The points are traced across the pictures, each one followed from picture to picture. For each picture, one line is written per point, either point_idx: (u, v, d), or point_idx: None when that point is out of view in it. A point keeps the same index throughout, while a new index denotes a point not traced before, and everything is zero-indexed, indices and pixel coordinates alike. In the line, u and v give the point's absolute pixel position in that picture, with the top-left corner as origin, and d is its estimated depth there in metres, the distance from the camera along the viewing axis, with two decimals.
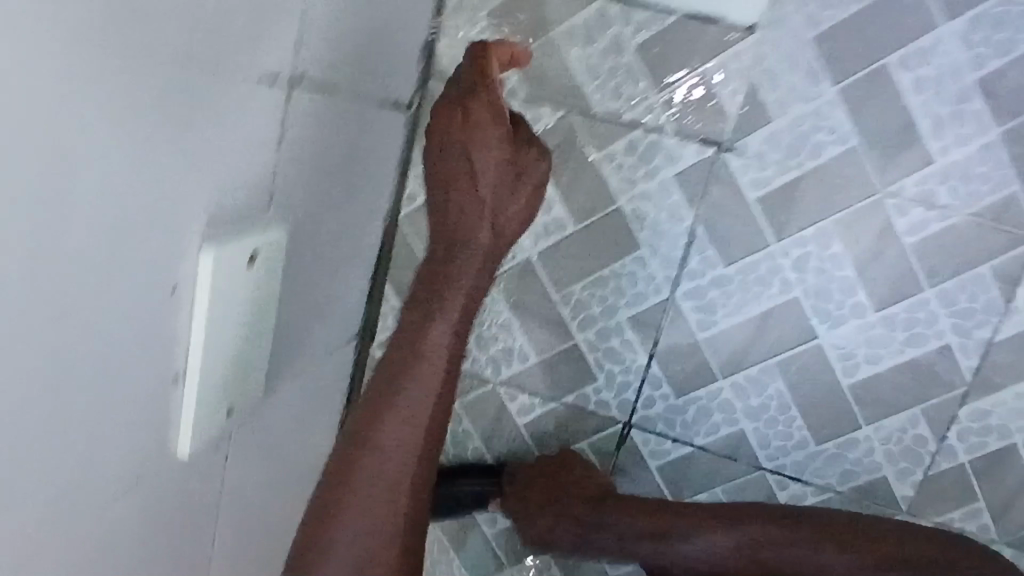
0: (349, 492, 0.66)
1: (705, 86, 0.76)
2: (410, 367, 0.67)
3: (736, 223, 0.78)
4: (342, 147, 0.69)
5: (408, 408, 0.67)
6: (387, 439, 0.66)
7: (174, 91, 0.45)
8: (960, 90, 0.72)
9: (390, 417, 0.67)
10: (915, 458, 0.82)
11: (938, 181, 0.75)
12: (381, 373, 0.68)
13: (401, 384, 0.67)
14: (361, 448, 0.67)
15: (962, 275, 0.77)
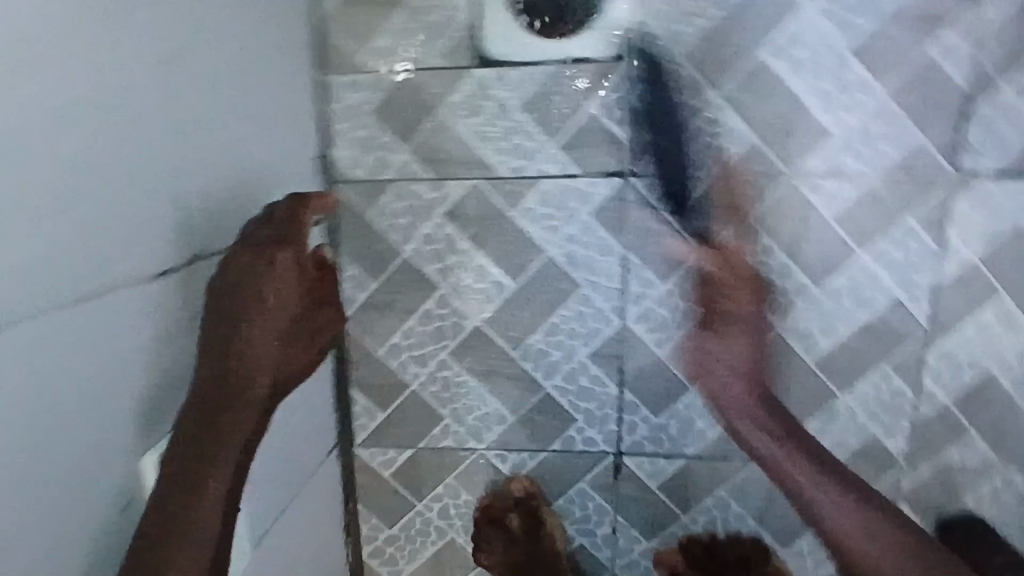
0: (191, 512, 0.51)
1: (598, 124, 0.78)
2: (226, 414, 0.54)
3: (666, 240, 0.80)
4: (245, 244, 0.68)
5: (225, 463, 0.53)
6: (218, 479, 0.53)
7: (174, 115, 0.54)
8: (837, 61, 0.75)
9: (223, 459, 0.53)
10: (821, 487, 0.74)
11: (843, 151, 0.76)
12: (188, 424, 0.53)
13: (220, 423, 0.54)
14: (194, 483, 0.52)
15: (890, 230, 0.79)
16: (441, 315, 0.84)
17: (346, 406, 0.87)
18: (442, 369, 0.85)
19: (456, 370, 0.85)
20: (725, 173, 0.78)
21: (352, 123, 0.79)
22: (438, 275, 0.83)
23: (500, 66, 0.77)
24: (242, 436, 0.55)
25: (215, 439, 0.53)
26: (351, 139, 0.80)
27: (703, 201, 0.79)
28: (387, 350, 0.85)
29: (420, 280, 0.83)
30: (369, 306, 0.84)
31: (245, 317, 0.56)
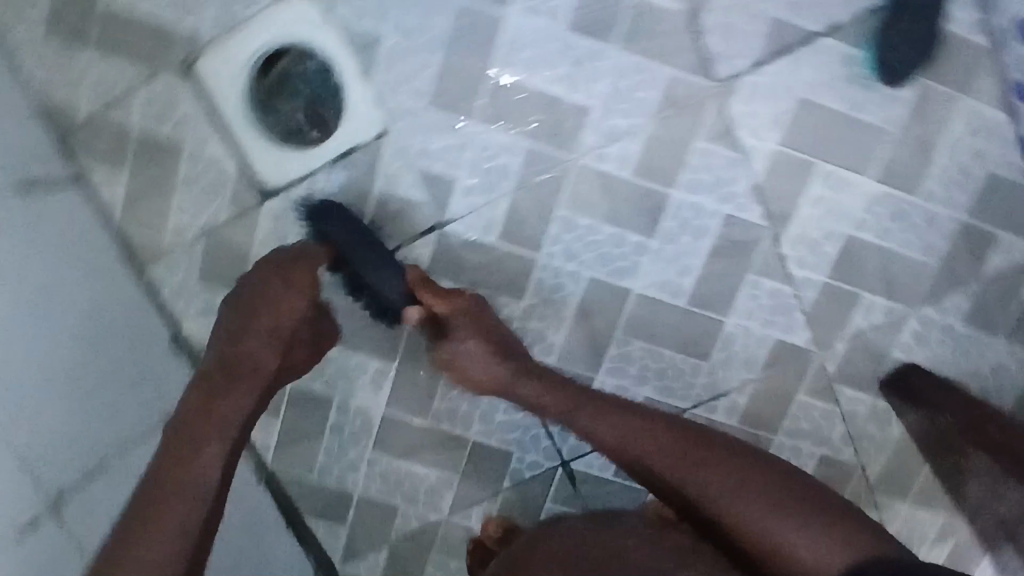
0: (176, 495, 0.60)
1: (388, 197, 0.80)
2: (214, 407, 0.65)
3: (502, 265, 0.83)
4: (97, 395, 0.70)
5: (213, 440, 0.64)
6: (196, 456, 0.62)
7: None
8: (559, 42, 0.77)
9: (198, 437, 0.63)
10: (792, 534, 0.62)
11: (608, 115, 0.78)
12: (187, 422, 0.64)
13: (206, 414, 0.64)
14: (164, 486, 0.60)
15: (691, 160, 0.80)
16: (349, 420, 0.87)
17: (311, 539, 0.90)
18: (375, 464, 0.89)
19: (387, 460, 0.89)
20: (520, 184, 0.80)
21: (184, 298, 0.82)
22: (327, 388, 0.87)
23: (283, 192, 0.80)
24: (231, 409, 0.65)
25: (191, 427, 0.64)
26: (191, 310, 0.82)
27: (514, 217, 0.81)
28: (320, 472, 0.88)
29: (314, 400, 0.86)
30: (284, 443, 0.87)
31: (250, 326, 0.68)
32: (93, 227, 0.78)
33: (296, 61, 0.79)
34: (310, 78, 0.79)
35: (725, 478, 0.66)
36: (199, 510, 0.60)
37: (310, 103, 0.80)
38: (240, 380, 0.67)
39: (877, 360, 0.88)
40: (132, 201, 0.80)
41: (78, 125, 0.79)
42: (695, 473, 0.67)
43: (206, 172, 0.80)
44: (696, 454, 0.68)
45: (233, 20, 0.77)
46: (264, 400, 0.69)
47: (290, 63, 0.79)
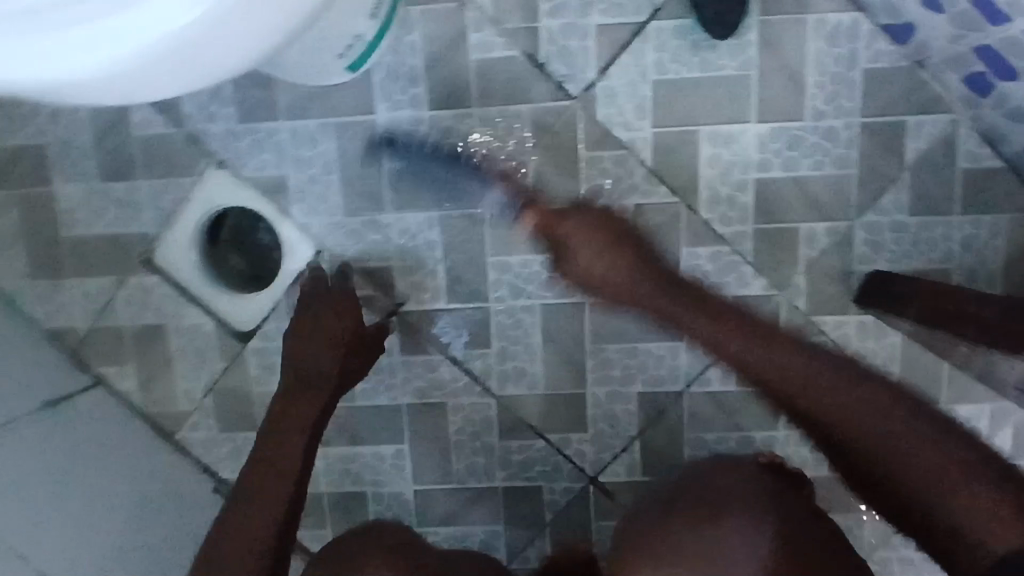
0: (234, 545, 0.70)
1: (344, 301, 0.91)
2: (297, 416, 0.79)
3: (460, 323, 0.91)
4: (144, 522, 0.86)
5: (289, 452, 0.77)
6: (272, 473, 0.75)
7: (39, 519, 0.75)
8: (429, 122, 0.87)
9: (277, 462, 0.76)
10: (904, 453, 0.60)
11: (494, 163, 0.88)
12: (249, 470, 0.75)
13: (276, 441, 0.77)
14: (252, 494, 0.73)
15: (580, 170, 0.87)
16: (386, 506, 0.95)
17: None
18: (424, 538, 0.95)
19: (433, 531, 0.95)
20: (447, 249, 0.89)
21: (213, 447, 0.95)
22: (357, 485, 0.94)
23: (257, 332, 0.92)
24: (303, 423, 0.78)
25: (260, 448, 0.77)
26: (222, 457, 0.95)
27: (453, 278, 0.90)
28: None
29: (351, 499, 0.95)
30: None
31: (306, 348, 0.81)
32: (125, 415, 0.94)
33: (232, 226, 0.95)
34: (248, 233, 0.95)
35: (805, 368, 0.68)
36: (258, 544, 0.71)
37: (255, 253, 0.95)
38: (306, 400, 0.79)
39: (842, 278, 0.89)
40: (145, 385, 0.94)
41: (85, 340, 0.94)
42: (758, 351, 0.69)
43: (190, 339, 0.93)
44: (706, 317, 0.76)
45: (168, 211, 0.91)
46: (314, 428, 0.79)
47: (229, 228, 0.95)
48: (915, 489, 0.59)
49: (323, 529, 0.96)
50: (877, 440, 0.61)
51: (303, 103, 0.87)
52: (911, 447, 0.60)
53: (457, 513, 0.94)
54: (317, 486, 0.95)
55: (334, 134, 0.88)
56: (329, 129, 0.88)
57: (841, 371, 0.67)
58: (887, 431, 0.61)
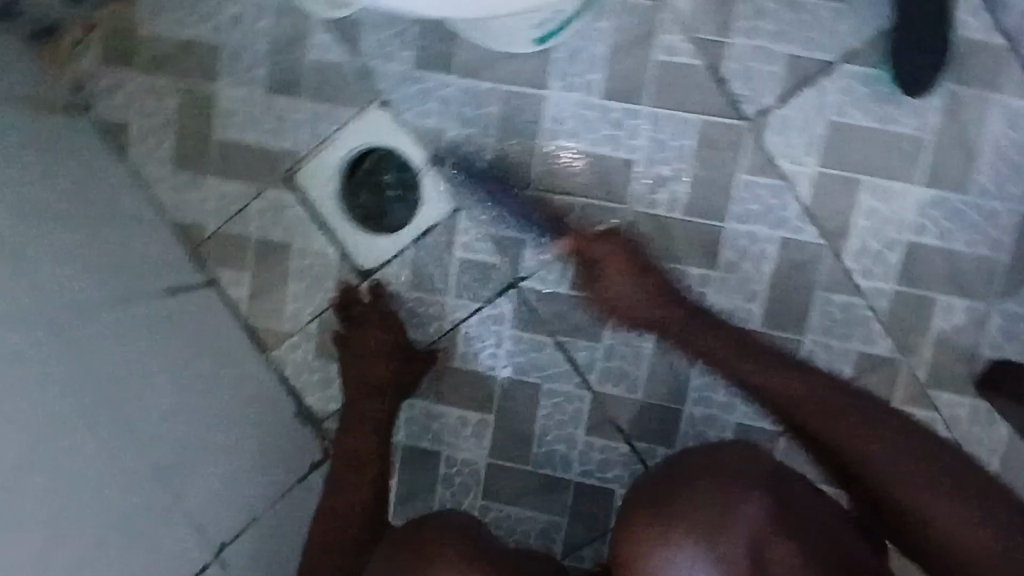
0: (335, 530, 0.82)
1: (468, 263, 0.91)
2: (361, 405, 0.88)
3: (576, 311, 0.91)
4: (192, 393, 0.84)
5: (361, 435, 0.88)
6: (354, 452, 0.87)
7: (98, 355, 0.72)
8: (598, 110, 0.87)
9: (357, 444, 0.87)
10: (885, 463, 0.71)
11: (651, 165, 0.87)
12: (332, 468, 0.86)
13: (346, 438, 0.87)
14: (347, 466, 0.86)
15: (734, 192, 0.87)
16: (456, 471, 0.95)
17: None
18: (486, 512, 0.95)
19: (497, 507, 0.95)
20: (582, 237, 0.89)
21: (304, 372, 0.95)
22: (434, 444, 0.95)
23: (377, 272, 0.93)
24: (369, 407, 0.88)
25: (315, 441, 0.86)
26: (310, 384, 0.95)
27: (581, 267, 0.89)
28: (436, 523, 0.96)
29: (424, 456, 0.95)
30: (402, 499, 0.95)
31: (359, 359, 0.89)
32: (228, 320, 0.94)
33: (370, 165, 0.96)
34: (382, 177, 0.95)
35: (882, 432, 0.73)
36: (357, 527, 0.82)
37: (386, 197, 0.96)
38: (366, 396, 0.89)
39: (967, 360, 0.87)
40: (255, 296, 0.95)
41: (208, 240, 0.95)
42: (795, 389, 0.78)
43: (311, 263, 0.94)
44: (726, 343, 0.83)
45: (322, 136, 0.92)
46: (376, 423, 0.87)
47: (366, 167, 0.96)
48: (877, 474, 0.71)
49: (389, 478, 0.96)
50: (887, 468, 0.71)
51: (481, 62, 0.88)
52: (894, 458, 0.71)
53: (524, 496, 0.94)
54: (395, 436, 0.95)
55: (503, 99, 0.88)
56: (497, 94, 0.88)
57: (899, 455, 0.71)
58: (886, 462, 0.71)
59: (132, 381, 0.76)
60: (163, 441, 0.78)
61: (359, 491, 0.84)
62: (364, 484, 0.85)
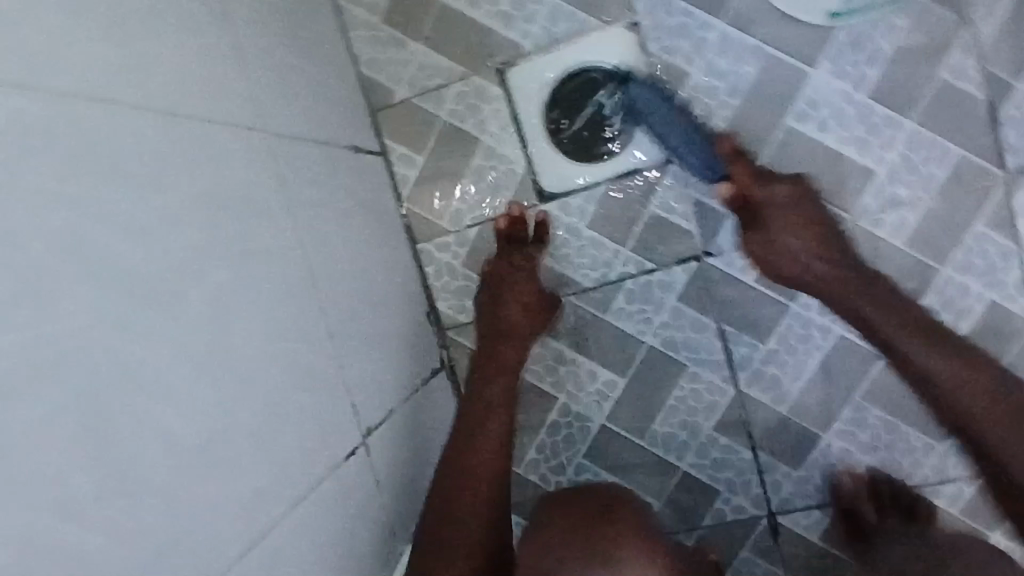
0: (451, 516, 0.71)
1: (660, 219, 0.85)
2: (484, 396, 0.78)
3: (753, 305, 0.85)
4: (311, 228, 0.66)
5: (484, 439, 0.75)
6: (472, 460, 0.74)
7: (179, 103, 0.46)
8: (859, 109, 0.80)
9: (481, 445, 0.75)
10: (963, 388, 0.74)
11: (891, 183, 0.81)
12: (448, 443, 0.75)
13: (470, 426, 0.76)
14: (462, 470, 0.74)
15: (962, 240, 0.81)
16: (567, 423, 0.90)
17: None
18: (582, 472, 0.91)
19: (595, 470, 0.90)
20: None
21: (448, 276, 0.90)
22: (554, 388, 0.90)
23: (561, 199, 0.86)
24: (492, 399, 0.78)
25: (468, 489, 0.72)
26: (451, 287, 0.90)
27: (776, 262, 0.84)
28: (526, 468, 0.91)
29: (542, 397, 0.90)
30: None
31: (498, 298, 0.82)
32: (390, 197, 0.87)
33: (575, 97, 0.85)
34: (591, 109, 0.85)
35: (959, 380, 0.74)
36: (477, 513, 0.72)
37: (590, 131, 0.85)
38: (496, 375, 0.79)
39: None
40: (424, 182, 0.89)
41: (395, 106, 0.88)
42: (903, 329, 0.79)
43: (494, 168, 0.87)
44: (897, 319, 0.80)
45: (552, 39, 0.84)
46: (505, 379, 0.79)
47: (570, 98, 0.85)
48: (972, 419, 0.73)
49: None
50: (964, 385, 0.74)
51: (753, 15, 0.80)
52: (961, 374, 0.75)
53: (626, 468, 0.90)
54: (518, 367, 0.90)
55: (763, 63, 0.81)
56: (760, 56, 0.80)
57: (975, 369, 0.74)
58: (976, 404, 0.73)
59: (320, 231, 0.67)
60: (346, 319, 0.69)
61: (480, 510, 0.72)
62: (478, 488, 0.73)
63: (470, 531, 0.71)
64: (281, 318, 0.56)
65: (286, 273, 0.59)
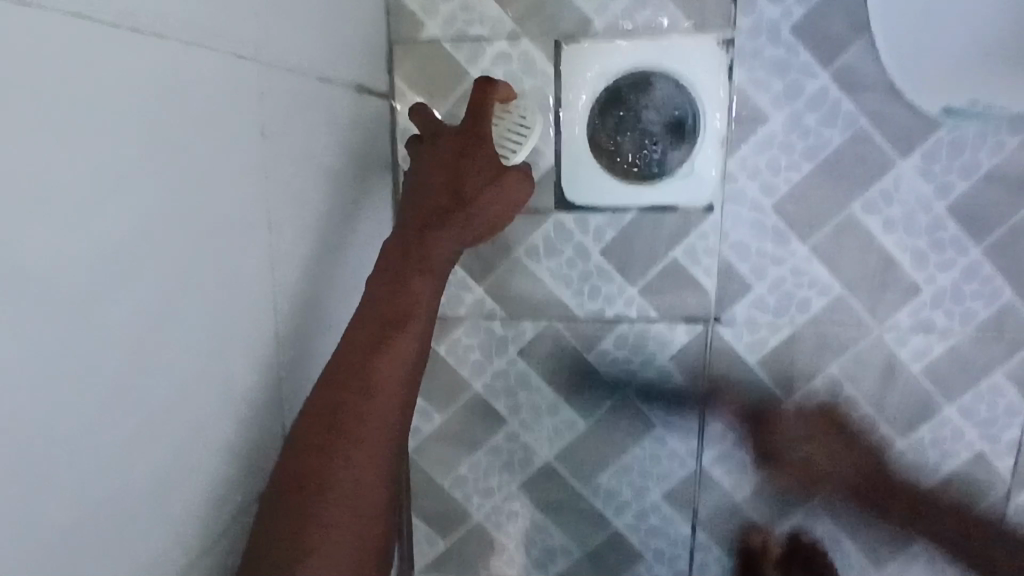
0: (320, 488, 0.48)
1: (679, 268, 0.74)
2: None
3: (747, 386, 0.77)
4: (276, 170, 0.51)
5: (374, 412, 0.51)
6: (376, 415, 0.51)
7: None
8: (934, 219, 0.70)
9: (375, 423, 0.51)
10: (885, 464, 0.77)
11: (932, 306, 0.73)
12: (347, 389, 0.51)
13: (343, 444, 0.50)
14: (329, 437, 0.50)
15: (978, 386, 0.74)
16: (509, 449, 0.82)
17: (408, 534, 0.85)
18: (509, 498, 0.83)
19: (523, 502, 0.83)
20: (812, 325, 0.74)
21: None
22: (508, 411, 0.81)
23: (580, 211, 0.74)
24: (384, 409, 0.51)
25: (334, 462, 0.49)
26: None
27: (787, 349, 0.75)
28: (452, 480, 0.83)
29: (489, 415, 0.81)
30: (434, 437, 0.83)
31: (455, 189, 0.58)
32: (383, 151, 0.73)
33: (630, 135, 0.72)
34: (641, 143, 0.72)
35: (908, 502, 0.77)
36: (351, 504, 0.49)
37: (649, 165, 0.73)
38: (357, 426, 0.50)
39: None
40: None
41: (419, 45, 0.72)
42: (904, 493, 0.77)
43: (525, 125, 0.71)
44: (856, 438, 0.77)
45: (628, 24, 0.69)
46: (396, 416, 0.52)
47: (625, 132, 0.72)
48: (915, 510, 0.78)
49: (439, 412, 0.82)
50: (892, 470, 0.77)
51: (861, 74, 0.68)
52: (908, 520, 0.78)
53: (555, 506, 0.83)
54: (476, 379, 0.80)
55: (850, 135, 0.70)
56: (851, 126, 0.69)
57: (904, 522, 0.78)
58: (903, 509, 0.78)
59: (298, 199, 0.55)
60: (297, 293, 0.56)
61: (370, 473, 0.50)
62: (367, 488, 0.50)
63: (353, 502, 0.49)
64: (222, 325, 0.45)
65: (230, 269, 0.46)
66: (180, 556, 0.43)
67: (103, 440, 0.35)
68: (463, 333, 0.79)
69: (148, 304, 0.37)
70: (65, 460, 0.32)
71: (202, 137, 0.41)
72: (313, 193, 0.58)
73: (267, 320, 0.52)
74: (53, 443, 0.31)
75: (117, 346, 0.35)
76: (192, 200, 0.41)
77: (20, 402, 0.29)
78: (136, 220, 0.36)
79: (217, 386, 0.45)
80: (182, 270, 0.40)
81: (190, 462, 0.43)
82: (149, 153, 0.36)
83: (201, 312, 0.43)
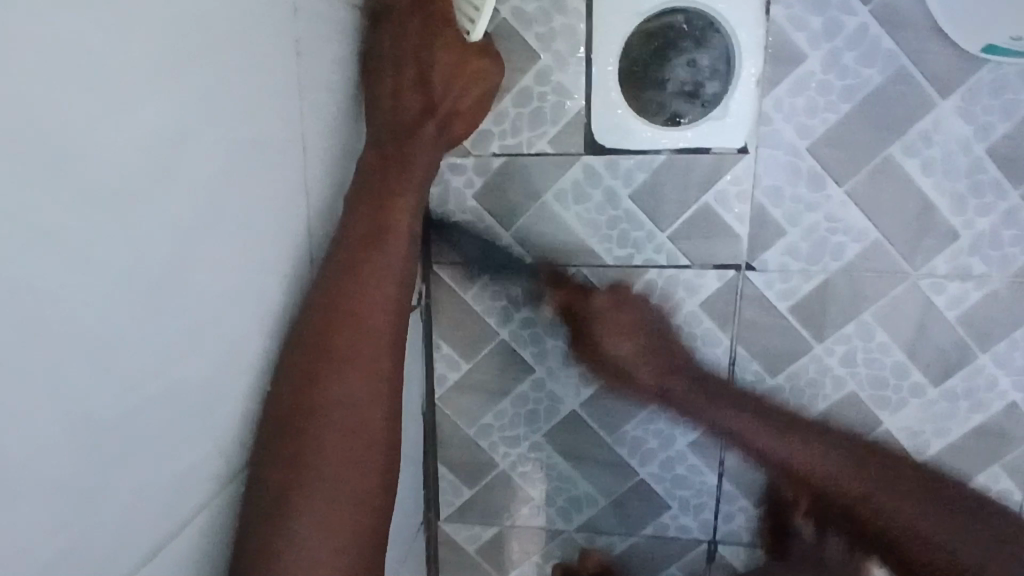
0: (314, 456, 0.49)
1: (711, 213, 0.73)
2: None
3: (778, 333, 0.76)
4: (293, 87, 0.50)
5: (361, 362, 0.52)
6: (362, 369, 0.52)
7: None
8: (973, 161, 0.69)
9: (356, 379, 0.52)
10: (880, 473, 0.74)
11: (970, 252, 0.71)
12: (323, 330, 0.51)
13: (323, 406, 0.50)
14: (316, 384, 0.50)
15: (1014, 334, 0.72)
16: (535, 398, 0.82)
17: (434, 482, 0.86)
18: (535, 447, 0.83)
19: (549, 451, 0.83)
20: (844, 273, 0.73)
21: (451, 206, 0.77)
22: (533, 360, 0.80)
23: (610, 154, 0.73)
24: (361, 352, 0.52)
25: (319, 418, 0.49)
26: (451, 217, 0.77)
27: (819, 295, 0.74)
28: (478, 429, 0.84)
29: (516, 362, 0.81)
30: (460, 386, 0.82)
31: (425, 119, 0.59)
32: None
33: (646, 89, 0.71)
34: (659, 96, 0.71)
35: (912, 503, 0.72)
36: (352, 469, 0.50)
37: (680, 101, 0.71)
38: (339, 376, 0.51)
39: None
40: None
41: None
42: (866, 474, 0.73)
43: (519, 104, 0.73)
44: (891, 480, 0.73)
45: None
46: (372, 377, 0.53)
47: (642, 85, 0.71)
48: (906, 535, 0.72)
49: (464, 360, 0.82)
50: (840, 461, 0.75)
51: (903, 12, 0.66)
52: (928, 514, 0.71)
53: (581, 455, 0.83)
54: (503, 327, 0.80)
55: (892, 73, 0.68)
56: (892, 64, 0.68)
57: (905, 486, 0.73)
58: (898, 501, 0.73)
59: (323, 124, 0.55)
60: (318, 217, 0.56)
61: (361, 437, 0.51)
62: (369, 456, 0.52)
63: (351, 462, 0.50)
64: (249, 239, 0.46)
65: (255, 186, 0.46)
66: (211, 470, 0.44)
67: (139, 338, 0.36)
68: (489, 280, 0.78)
69: (183, 208, 0.38)
70: (110, 348, 0.34)
71: (225, 44, 0.41)
72: (327, 117, 0.56)
73: (292, 243, 0.52)
74: (87, 333, 0.32)
75: (150, 242, 0.36)
76: (216, 106, 0.41)
77: (68, 278, 0.31)
78: (176, 115, 0.37)
79: (245, 302, 0.46)
80: (211, 180, 0.41)
81: (216, 382, 0.43)
82: (176, 59, 0.37)
83: (230, 226, 0.43)
